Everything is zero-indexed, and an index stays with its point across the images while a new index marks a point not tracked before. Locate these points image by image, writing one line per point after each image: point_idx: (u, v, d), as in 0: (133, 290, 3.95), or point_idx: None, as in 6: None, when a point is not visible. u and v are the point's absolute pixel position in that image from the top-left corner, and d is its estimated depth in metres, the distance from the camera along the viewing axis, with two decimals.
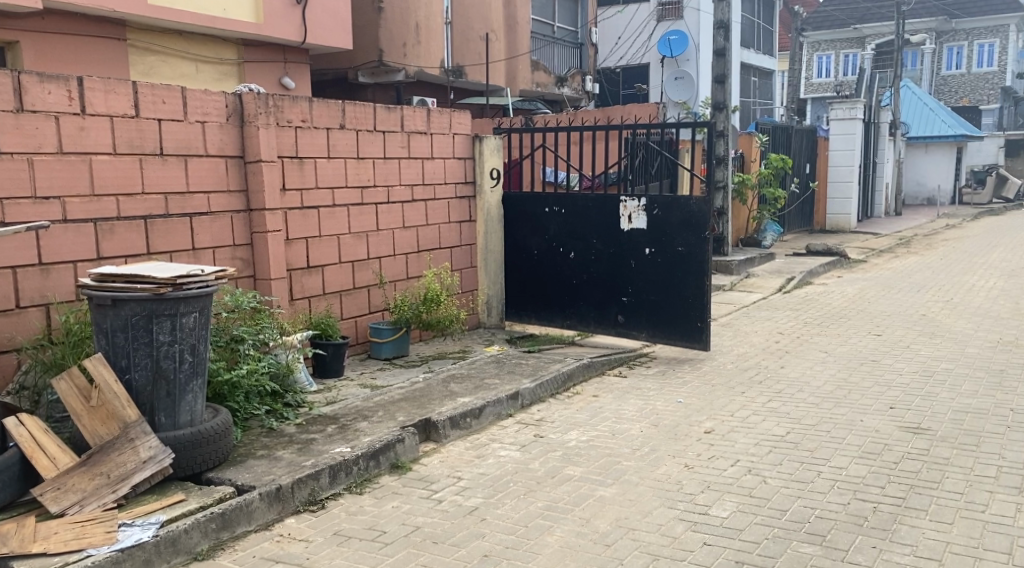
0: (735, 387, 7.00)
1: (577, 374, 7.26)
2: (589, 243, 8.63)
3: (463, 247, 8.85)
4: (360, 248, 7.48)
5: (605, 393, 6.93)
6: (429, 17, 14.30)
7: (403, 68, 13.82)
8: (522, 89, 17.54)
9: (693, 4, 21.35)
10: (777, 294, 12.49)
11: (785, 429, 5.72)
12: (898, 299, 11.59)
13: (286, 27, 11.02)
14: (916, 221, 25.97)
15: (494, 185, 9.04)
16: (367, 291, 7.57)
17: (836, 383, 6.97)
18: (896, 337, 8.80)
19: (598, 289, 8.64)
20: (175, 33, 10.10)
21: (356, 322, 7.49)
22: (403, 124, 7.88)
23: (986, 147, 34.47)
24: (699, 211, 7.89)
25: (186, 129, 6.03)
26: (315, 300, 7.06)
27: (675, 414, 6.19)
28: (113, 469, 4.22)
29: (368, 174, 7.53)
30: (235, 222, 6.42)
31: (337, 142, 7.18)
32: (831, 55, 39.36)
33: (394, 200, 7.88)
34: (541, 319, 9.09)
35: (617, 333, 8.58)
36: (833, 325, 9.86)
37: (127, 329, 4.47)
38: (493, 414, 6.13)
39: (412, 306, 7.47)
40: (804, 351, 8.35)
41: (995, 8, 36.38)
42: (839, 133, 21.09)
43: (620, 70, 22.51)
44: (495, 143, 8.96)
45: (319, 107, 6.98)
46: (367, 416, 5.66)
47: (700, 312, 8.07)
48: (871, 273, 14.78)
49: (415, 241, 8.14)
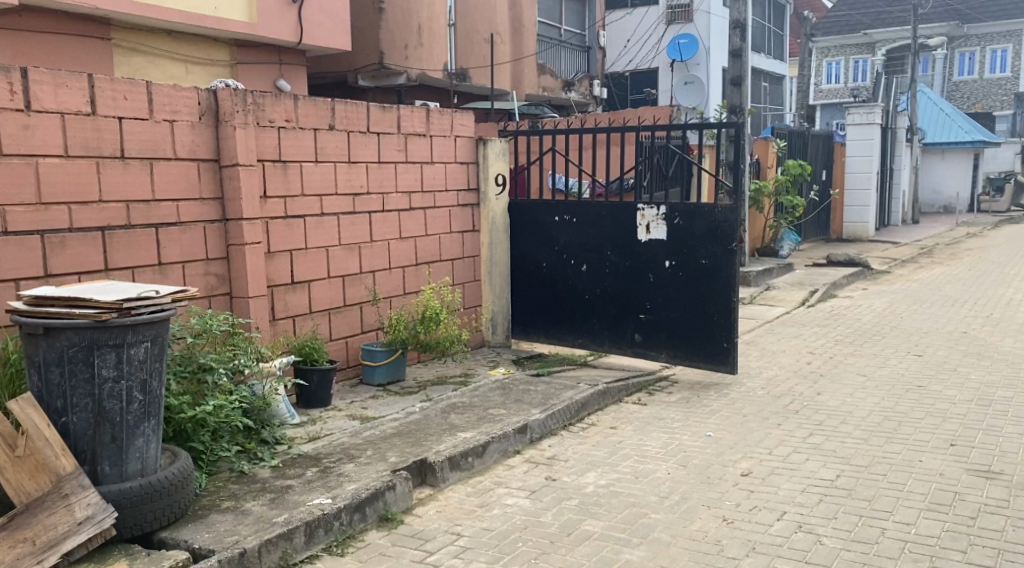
0: (770, 418, 6.26)
1: (591, 403, 6.51)
2: (603, 255, 7.91)
3: (466, 260, 8.13)
4: (352, 261, 6.77)
5: (625, 424, 6.18)
6: (432, 19, 13.62)
7: (405, 71, 13.11)
8: (529, 93, 16.84)
9: (703, 6, 20.73)
10: (801, 308, 11.74)
11: (835, 473, 5.01)
12: (931, 315, 10.84)
13: (283, 27, 10.35)
14: (934, 230, 25.19)
15: (500, 192, 8.34)
16: (359, 309, 6.85)
17: (883, 415, 6.23)
18: (941, 359, 8.08)
19: (614, 305, 7.91)
20: (164, 32, 9.44)
21: (347, 343, 6.76)
22: (400, 125, 7.19)
23: (1002, 154, 33.70)
24: (725, 221, 7.17)
25: (151, 129, 5.32)
26: (300, 320, 6.34)
27: (706, 453, 5.45)
28: (40, 533, 3.50)
29: (360, 181, 6.83)
30: (208, 233, 5.70)
31: (325, 144, 6.49)
32: (841, 62, 38.65)
33: (390, 208, 7.17)
34: (551, 337, 8.37)
35: (634, 353, 7.84)
36: (866, 343, 9.12)
37: (63, 363, 3.76)
38: (499, 451, 5.40)
39: (409, 326, 6.73)
40: (841, 375, 7.61)
41: (1009, 13, 35.62)
42: (856, 138, 20.35)
43: (629, 75, 21.66)
44: (501, 147, 8.26)
45: (305, 106, 6.30)
46: (354, 457, 4.94)
47: (726, 332, 7.31)
48: (897, 285, 14.02)
49: (413, 253, 7.43)
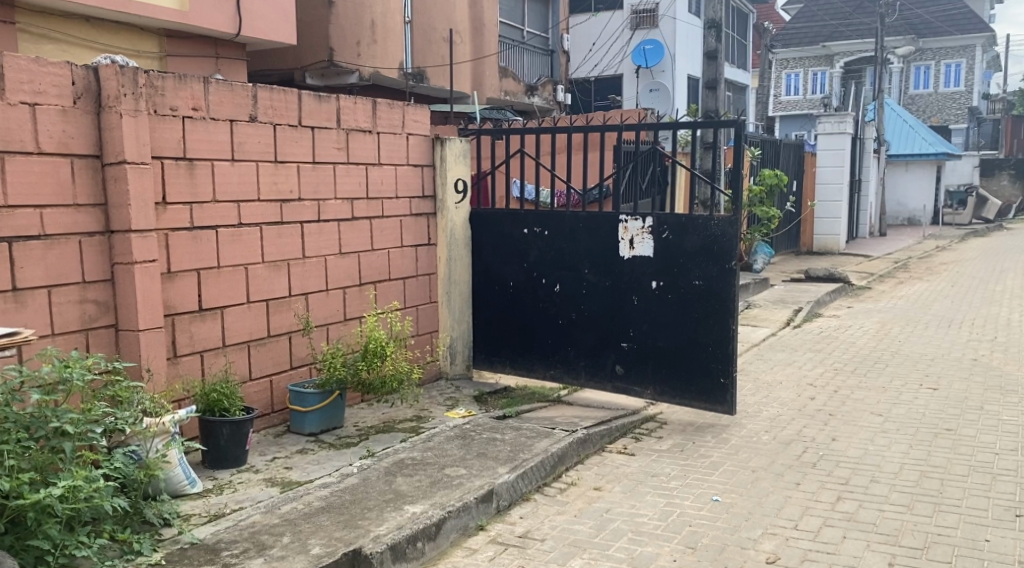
0: (786, 476, 5.17)
1: (569, 456, 5.36)
2: (579, 273, 6.81)
3: (420, 279, 6.96)
4: (279, 282, 5.58)
5: (612, 484, 5.05)
6: (386, 14, 12.41)
7: (357, 69, 11.91)
8: (490, 97, 15.73)
9: (669, 11, 19.83)
10: (787, 329, 10.73)
11: (886, 559, 3.99)
12: (928, 338, 9.90)
13: (217, 16, 9.00)
14: (902, 243, 24.55)
15: (460, 200, 7.19)
16: (287, 340, 5.64)
17: (919, 470, 5.19)
18: (960, 394, 7.10)
19: (591, 332, 6.80)
20: (78, 17, 8.05)
21: (272, 382, 5.55)
22: (340, 118, 6.03)
23: (961, 166, 33.38)
24: (722, 235, 6.12)
25: (3, 115, 4.10)
26: (210, 356, 5.13)
27: (717, 529, 4.36)
28: None
29: (288, 184, 5.64)
30: (86, 250, 4.46)
31: (244, 139, 5.32)
32: (800, 73, 38.14)
33: (328, 217, 5.98)
34: (518, 369, 7.23)
35: (614, 388, 6.73)
36: (869, 372, 8.11)
37: None
38: (457, 529, 4.25)
39: (349, 362, 5.50)
40: (853, 415, 6.56)
41: (963, 27, 35.51)
42: (827, 148, 19.37)
43: (593, 80, 20.48)
44: (461, 147, 7.12)
45: (218, 92, 5.15)
46: (266, 548, 3.76)
47: (723, 365, 6.23)
48: (882, 303, 13.13)
49: (356, 271, 6.24)
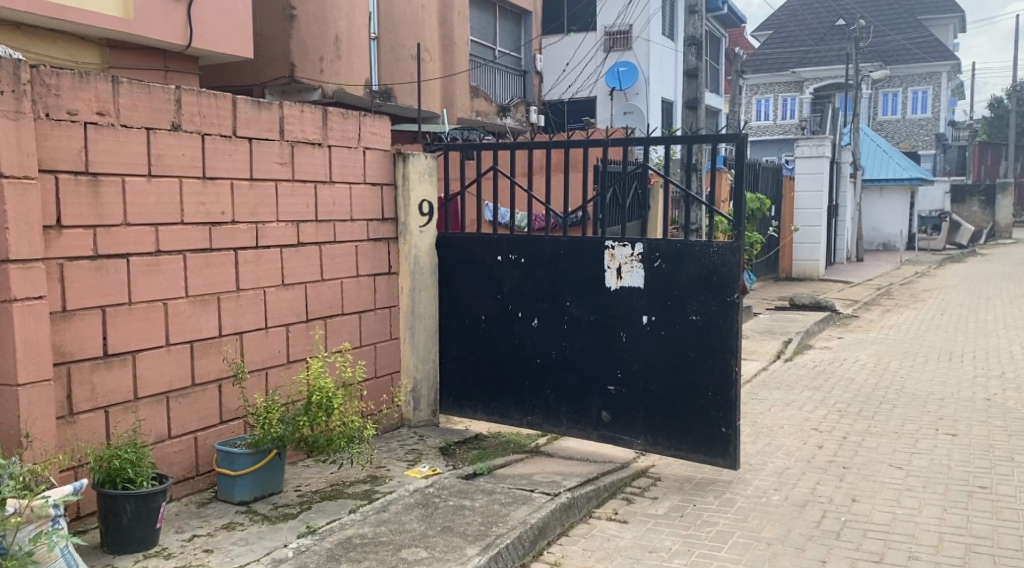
0: (807, 551, 4.38)
1: (551, 528, 4.53)
2: (560, 306, 6.00)
3: (380, 314, 6.10)
4: (207, 320, 4.71)
5: (602, 564, 4.24)
6: (352, 28, 11.60)
7: (320, 86, 11.09)
8: (460, 117, 14.97)
9: (642, 34, 19.29)
10: (778, 363, 9.98)
11: None
12: (929, 374, 9.18)
13: (171, 25, 8.04)
14: (880, 268, 24.03)
15: (425, 223, 6.34)
16: (217, 389, 4.76)
17: (962, 544, 4.44)
18: (983, 441, 6.36)
19: (573, 373, 5.98)
20: (8, 24, 6.88)
21: (196, 440, 4.67)
22: (283, 128, 5.19)
23: (933, 192, 33.13)
24: (723, 264, 5.35)
25: None
26: (117, 412, 4.25)
27: None
28: None
29: (219, 204, 4.78)
30: None
31: (165, 151, 4.47)
32: (770, 99, 37.90)
33: (268, 242, 5.12)
34: (491, 415, 6.38)
35: (600, 437, 5.90)
36: (876, 415, 7.36)
37: None
38: None
39: (288, 417, 4.62)
40: (870, 468, 5.79)
41: (929, 55, 35.54)
42: (806, 172, 18.76)
43: (567, 101, 19.66)
44: (427, 163, 6.28)
45: (132, 94, 4.31)
46: None
47: (725, 413, 5.43)
48: (872, 333, 12.44)
49: (302, 306, 5.37)
